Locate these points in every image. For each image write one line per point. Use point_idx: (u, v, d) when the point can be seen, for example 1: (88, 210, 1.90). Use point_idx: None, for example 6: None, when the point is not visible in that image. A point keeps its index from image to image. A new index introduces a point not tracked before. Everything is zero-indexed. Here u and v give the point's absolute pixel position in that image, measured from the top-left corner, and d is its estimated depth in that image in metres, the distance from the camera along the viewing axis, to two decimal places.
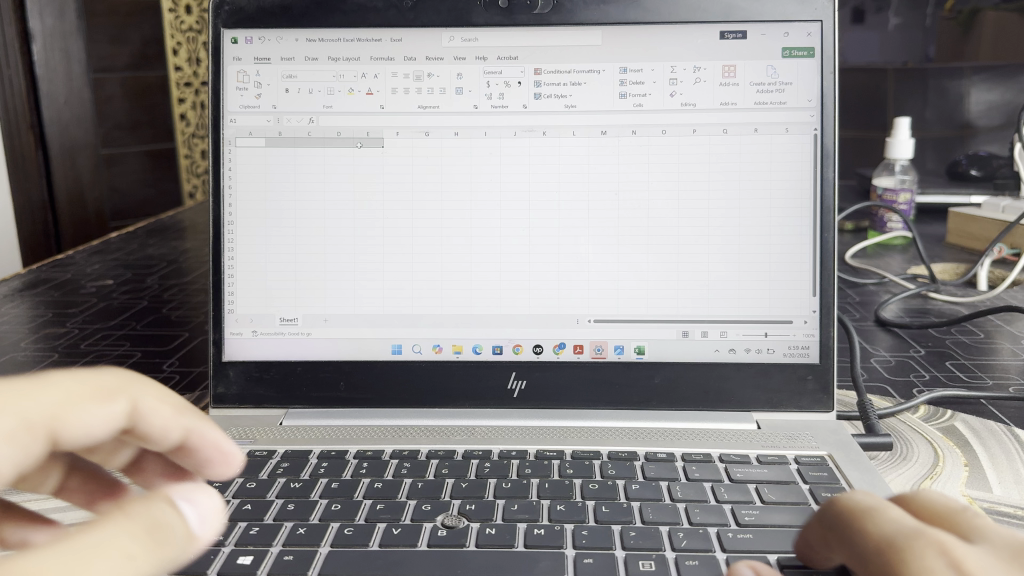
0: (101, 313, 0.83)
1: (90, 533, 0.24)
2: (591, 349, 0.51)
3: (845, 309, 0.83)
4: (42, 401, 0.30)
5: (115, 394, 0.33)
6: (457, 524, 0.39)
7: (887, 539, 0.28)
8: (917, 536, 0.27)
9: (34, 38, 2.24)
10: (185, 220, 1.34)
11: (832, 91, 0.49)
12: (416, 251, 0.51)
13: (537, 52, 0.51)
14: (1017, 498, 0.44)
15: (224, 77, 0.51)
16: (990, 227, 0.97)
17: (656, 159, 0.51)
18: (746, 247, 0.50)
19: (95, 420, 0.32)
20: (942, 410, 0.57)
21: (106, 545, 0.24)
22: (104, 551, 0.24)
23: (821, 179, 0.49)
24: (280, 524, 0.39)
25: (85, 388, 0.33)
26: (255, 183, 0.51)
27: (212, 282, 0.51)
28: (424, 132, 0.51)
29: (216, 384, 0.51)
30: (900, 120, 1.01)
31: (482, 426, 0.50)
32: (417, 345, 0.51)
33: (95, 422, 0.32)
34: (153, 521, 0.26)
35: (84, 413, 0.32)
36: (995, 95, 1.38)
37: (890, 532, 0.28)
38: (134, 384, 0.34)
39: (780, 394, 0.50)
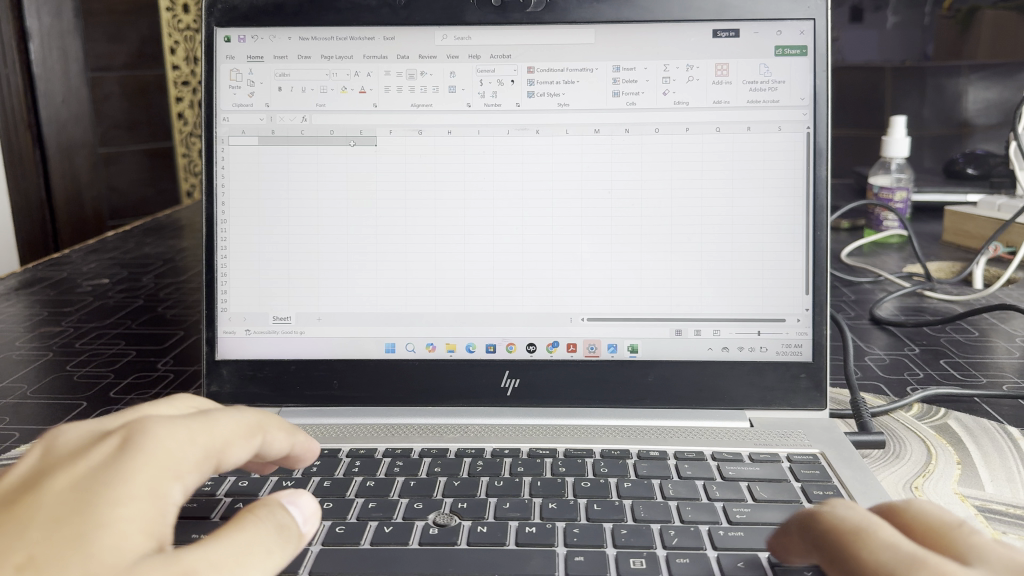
0: (97, 311, 0.83)
1: (221, 540, 0.30)
2: (584, 347, 0.51)
3: (840, 307, 0.83)
4: (216, 434, 0.34)
5: (253, 425, 0.36)
6: (449, 522, 0.39)
7: (888, 567, 0.29)
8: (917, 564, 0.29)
9: (32, 37, 2.22)
10: (182, 219, 1.34)
11: (825, 89, 0.49)
12: (409, 250, 0.51)
13: (530, 51, 0.51)
14: (1009, 495, 0.44)
15: (217, 76, 0.51)
16: (986, 226, 0.97)
17: (649, 157, 0.51)
18: (739, 246, 0.50)
19: (241, 453, 0.35)
20: (935, 408, 0.57)
21: (237, 551, 0.30)
22: (235, 556, 0.29)
23: (814, 177, 0.49)
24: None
25: (240, 420, 0.36)
26: (248, 182, 0.51)
27: (206, 280, 0.51)
28: (417, 130, 0.51)
29: (209, 382, 0.51)
30: (897, 119, 1.01)
31: (475, 425, 0.50)
32: (411, 344, 0.51)
33: (243, 454, 0.35)
34: (273, 530, 0.31)
35: (237, 446, 0.35)
36: (992, 94, 1.40)
37: (890, 556, 0.29)
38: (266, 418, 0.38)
39: (773, 393, 0.50)
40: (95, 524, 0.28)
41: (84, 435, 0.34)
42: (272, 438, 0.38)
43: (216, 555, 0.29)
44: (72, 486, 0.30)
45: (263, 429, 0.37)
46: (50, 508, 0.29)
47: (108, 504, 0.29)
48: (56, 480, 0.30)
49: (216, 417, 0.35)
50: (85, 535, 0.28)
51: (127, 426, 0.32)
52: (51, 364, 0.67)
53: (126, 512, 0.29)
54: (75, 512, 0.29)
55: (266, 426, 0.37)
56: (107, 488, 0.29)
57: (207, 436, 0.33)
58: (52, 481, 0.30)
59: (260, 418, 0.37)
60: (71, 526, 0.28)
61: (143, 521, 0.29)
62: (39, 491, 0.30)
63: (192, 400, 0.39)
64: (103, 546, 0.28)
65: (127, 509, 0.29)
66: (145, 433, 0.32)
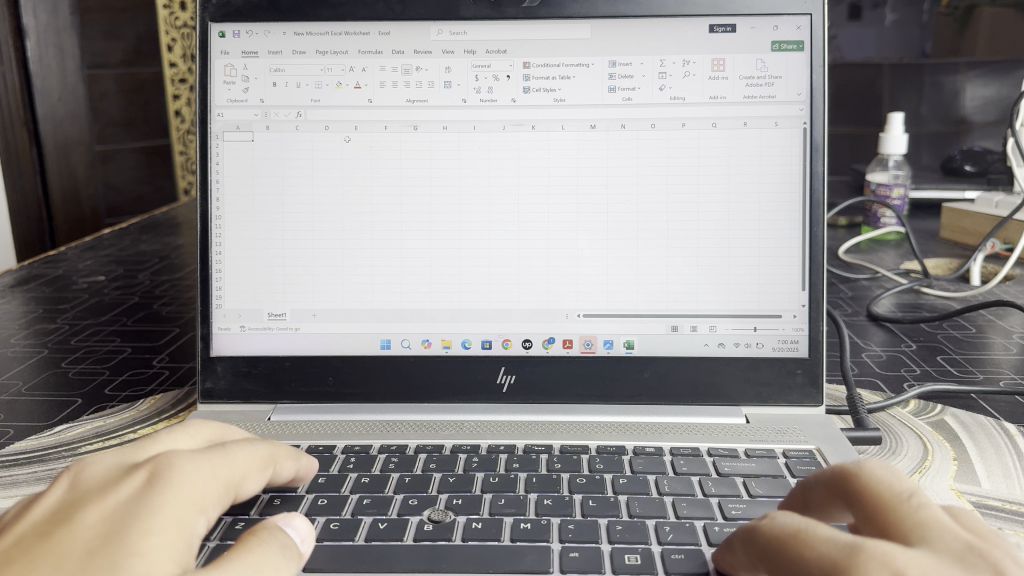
0: (92, 309, 0.82)
1: (231, 561, 0.31)
2: (580, 344, 0.51)
3: (837, 303, 0.83)
4: (233, 466, 0.36)
5: (267, 457, 0.39)
6: (443, 519, 0.39)
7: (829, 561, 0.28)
8: (855, 551, 0.28)
9: (28, 34, 2.21)
10: (179, 216, 1.34)
11: (821, 84, 0.49)
12: (405, 246, 0.51)
13: (525, 46, 0.51)
14: (1005, 491, 0.44)
15: (211, 71, 0.51)
16: (983, 222, 0.97)
17: (645, 152, 0.50)
18: (735, 242, 0.50)
19: (254, 486, 0.38)
20: (932, 404, 0.57)
21: (248, 568, 0.31)
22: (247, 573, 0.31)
23: (810, 173, 0.49)
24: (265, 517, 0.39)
25: (256, 454, 0.38)
26: (243, 177, 0.51)
27: (200, 276, 0.51)
28: (413, 126, 0.51)
29: (204, 379, 0.51)
30: (894, 115, 1.01)
31: (471, 421, 0.50)
32: (406, 340, 0.51)
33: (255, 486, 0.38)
34: (279, 547, 0.33)
35: (252, 478, 0.38)
36: (991, 90, 1.40)
37: (829, 550, 0.28)
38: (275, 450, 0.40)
39: (769, 389, 0.50)
40: (128, 551, 0.30)
41: (107, 469, 0.35)
42: (282, 467, 0.40)
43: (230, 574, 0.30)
44: (103, 520, 0.31)
45: (275, 460, 0.39)
46: (82, 540, 0.31)
47: (140, 533, 0.31)
48: (87, 513, 0.32)
49: (234, 452, 0.37)
50: (119, 561, 0.29)
51: (153, 462, 0.34)
52: (46, 361, 0.67)
53: (159, 541, 0.31)
54: (108, 542, 0.30)
55: (279, 456, 0.40)
56: (139, 518, 0.31)
57: (226, 470, 0.36)
58: (83, 515, 0.32)
59: (273, 450, 0.39)
60: (105, 554, 0.30)
61: (173, 550, 0.31)
62: (70, 524, 0.31)
63: (207, 423, 0.41)
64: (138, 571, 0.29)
65: (159, 539, 0.31)
66: (173, 466, 0.34)
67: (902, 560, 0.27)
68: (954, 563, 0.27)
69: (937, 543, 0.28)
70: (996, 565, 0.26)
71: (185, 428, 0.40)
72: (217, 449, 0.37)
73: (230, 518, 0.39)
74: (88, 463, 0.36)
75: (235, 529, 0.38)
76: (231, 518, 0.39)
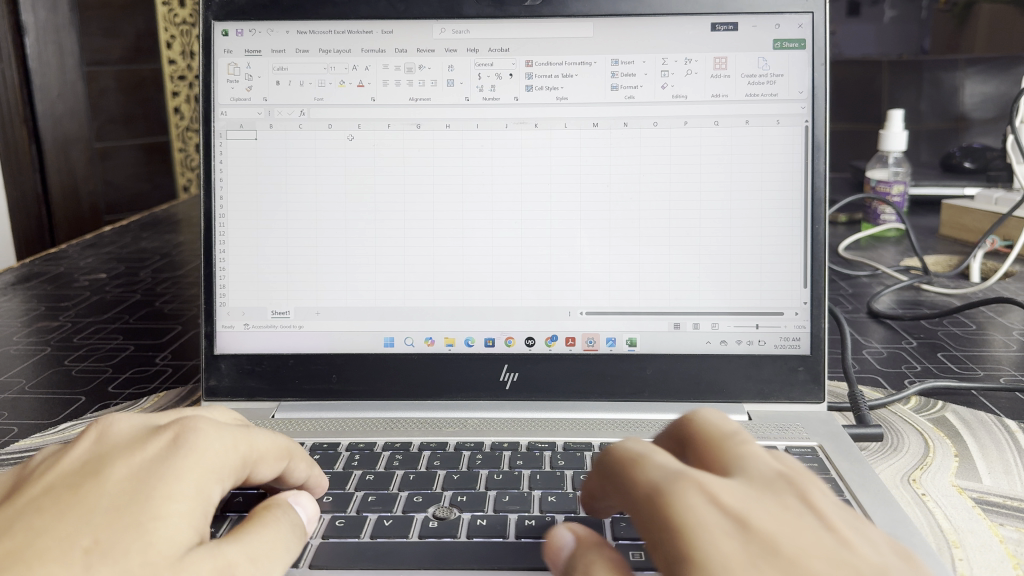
0: (94, 307, 0.83)
1: (250, 536, 0.32)
2: (583, 341, 0.51)
3: (838, 300, 0.83)
4: (252, 444, 0.35)
5: (285, 449, 0.38)
6: (448, 515, 0.39)
7: (653, 488, 0.27)
8: (681, 478, 0.27)
9: (27, 31, 2.20)
10: (179, 214, 1.34)
11: (823, 83, 0.49)
12: (408, 243, 0.51)
13: (527, 44, 0.51)
14: (1007, 487, 0.45)
15: (215, 69, 0.51)
16: (983, 219, 0.97)
17: (648, 151, 0.50)
18: (737, 237, 0.50)
19: (270, 472, 0.37)
20: (933, 401, 0.57)
21: (266, 546, 0.32)
22: (266, 548, 0.32)
23: (811, 170, 0.50)
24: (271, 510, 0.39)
25: (276, 440, 0.37)
26: (247, 176, 0.51)
27: (204, 274, 0.51)
28: (416, 124, 0.51)
29: (208, 377, 0.51)
30: (894, 112, 1.02)
31: (474, 418, 0.50)
32: (410, 338, 0.51)
33: (268, 475, 0.36)
34: (289, 528, 0.34)
35: (266, 466, 0.36)
36: (989, 87, 1.40)
37: (655, 477, 0.28)
38: (294, 447, 0.39)
39: (771, 386, 0.50)
40: (152, 514, 0.30)
41: (136, 429, 0.35)
42: (297, 466, 0.39)
43: (251, 549, 0.31)
44: (128, 478, 0.32)
45: (292, 455, 0.38)
46: (109, 495, 0.31)
47: (163, 497, 0.31)
48: (114, 470, 0.32)
49: (255, 431, 0.36)
50: (143, 524, 0.30)
51: (179, 426, 0.34)
52: (49, 359, 0.67)
53: (180, 506, 0.31)
54: (132, 502, 0.30)
55: (295, 453, 0.39)
56: (162, 483, 0.31)
57: (246, 447, 0.35)
58: (111, 471, 0.32)
59: (292, 444, 0.38)
60: (129, 514, 0.30)
61: (193, 518, 0.31)
62: (99, 479, 0.32)
63: (231, 412, 0.41)
64: (160, 535, 0.29)
65: (180, 504, 0.31)
66: (197, 433, 0.34)
67: (716, 487, 0.27)
68: (764, 492, 0.27)
69: (752, 476, 0.28)
70: (804, 494, 0.27)
71: (213, 410, 0.40)
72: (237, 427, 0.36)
73: (235, 515, 0.38)
74: (118, 419, 0.36)
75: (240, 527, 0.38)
76: (236, 514, 0.39)
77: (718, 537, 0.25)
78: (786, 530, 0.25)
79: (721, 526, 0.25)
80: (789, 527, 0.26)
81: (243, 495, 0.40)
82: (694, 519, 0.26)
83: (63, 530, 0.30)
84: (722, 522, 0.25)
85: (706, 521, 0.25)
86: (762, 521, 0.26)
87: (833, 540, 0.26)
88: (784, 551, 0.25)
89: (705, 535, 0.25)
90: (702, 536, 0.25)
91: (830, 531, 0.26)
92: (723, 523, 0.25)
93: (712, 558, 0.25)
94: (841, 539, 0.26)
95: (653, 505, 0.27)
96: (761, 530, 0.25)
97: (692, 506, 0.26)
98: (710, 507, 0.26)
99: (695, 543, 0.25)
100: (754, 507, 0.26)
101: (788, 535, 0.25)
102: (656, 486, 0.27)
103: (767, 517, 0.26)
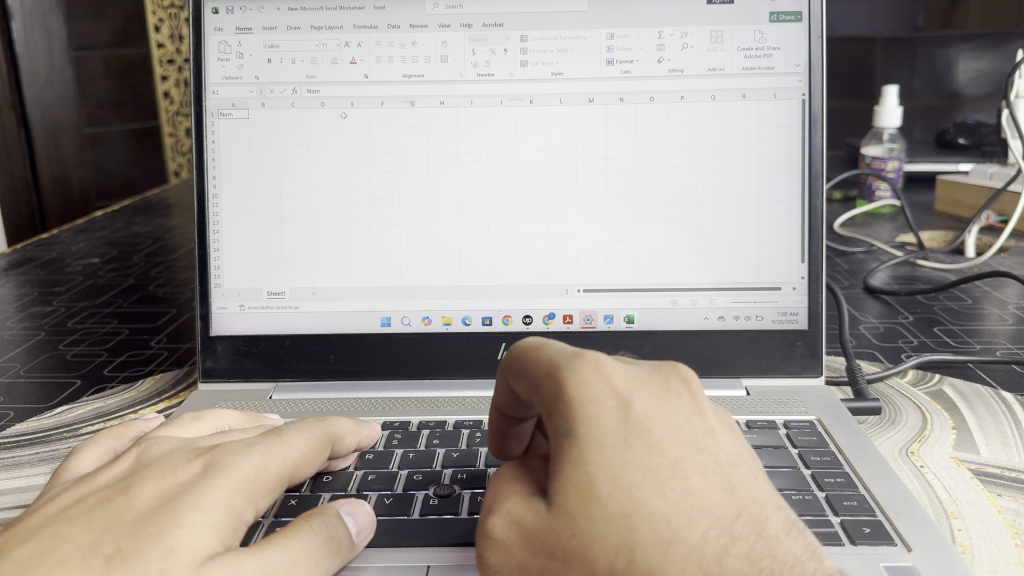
0: (87, 291, 0.82)
1: (275, 546, 0.31)
2: (580, 319, 0.51)
3: (834, 276, 0.83)
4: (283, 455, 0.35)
5: (320, 439, 0.38)
6: (449, 493, 0.39)
7: (553, 364, 0.29)
8: (577, 356, 0.29)
9: (14, 16, 2.17)
10: (170, 198, 1.33)
11: (821, 56, 0.49)
12: (404, 222, 0.51)
13: (523, 19, 0.50)
14: (1006, 458, 0.45)
15: (207, 48, 0.50)
16: (979, 193, 0.97)
17: (645, 126, 0.50)
18: (734, 212, 0.50)
19: (310, 469, 0.37)
20: (930, 374, 0.57)
21: (291, 560, 0.31)
22: (290, 563, 0.31)
23: (810, 144, 0.49)
24: (348, 504, 0.35)
25: (309, 437, 0.37)
26: (240, 156, 0.51)
27: (198, 256, 0.51)
28: (409, 101, 0.50)
29: (204, 358, 0.51)
30: (889, 87, 1.01)
31: (473, 397, 0.50)
32: (406, 318, 0.51)
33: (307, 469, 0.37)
34: (328, 539, 0.32)
35: (303, 465, 0.37)
36: (982, 64, 1.44)
37: (557, 354, 0.30)
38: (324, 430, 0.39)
39: (769, 360, 0.50)
40: (176, 524, 0.30)
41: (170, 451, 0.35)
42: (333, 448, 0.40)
43: (268, 564, 0.30)
44: (156, 496, 0.32)
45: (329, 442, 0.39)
46: (136, 509, 0.31)
47: (189, 508, 0.31)
48: (144, 488, 0.32)
49: (285, 439, 0.36)
50: (167, 531, 0.30)
51: (211, 451, 0.34)
52: (43, 344, 0.67)
53: (207, 517, 0.31)
54: (157, 515, 0.30)
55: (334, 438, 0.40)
56: (192, 497, 0.31)
57: (279, 460, 0.35)
58: (141, 490, 0.32)
59: (326, 432, 0.39)
60: (153, 524, 0.30)
61: (220, 527, 0.31)
62: (128, 495, 0.32)
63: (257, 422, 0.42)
64: (182, 543, 0.29)
65: (207, 514, 0.31)
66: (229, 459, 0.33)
67: (610, 368, 0.29)
68: (650, 377, 0.30)
69: (644, 366, 0.31)
70: (684, 377, 0.31)
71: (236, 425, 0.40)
72: (266, 439, 0.36)
73: None
74: (155, 442, 0.36)
75: None
76: None
77: (602, 412, 0.28)
78: (661, 414, 0.29)
79: (606, 404, 0.28)
80: (664, 411, 0.29)
81: None
82: (585, 397, 0.28)
83: (88, 538, 0.30)
84: (607, 401, 0.28)
85: (596, 400, 0.28)
86: (643, 404, 0.28)
87: (702, 425, 0.29)
88: (656, 431, 0.28)
89: (592, 412, 0.28)
90: (593, 414, 0.28)
91: (697, 416, 0.30)
92: (607, 404, 0.28)
93: (593, 432, 0.27)
94: (706, 426, 0.29)
95: (551, 386, 0.29)
96: (638, 411, 0.28)
97: (587, 386, 0.28)
98: (603, 388, 0.28)
99: (581, 418, 0.28)
100: (639, 392, 0.29)
101: (663, 419, 0.29)
102: (558, 359, 0.29)
103: (649, 401, 0.29)
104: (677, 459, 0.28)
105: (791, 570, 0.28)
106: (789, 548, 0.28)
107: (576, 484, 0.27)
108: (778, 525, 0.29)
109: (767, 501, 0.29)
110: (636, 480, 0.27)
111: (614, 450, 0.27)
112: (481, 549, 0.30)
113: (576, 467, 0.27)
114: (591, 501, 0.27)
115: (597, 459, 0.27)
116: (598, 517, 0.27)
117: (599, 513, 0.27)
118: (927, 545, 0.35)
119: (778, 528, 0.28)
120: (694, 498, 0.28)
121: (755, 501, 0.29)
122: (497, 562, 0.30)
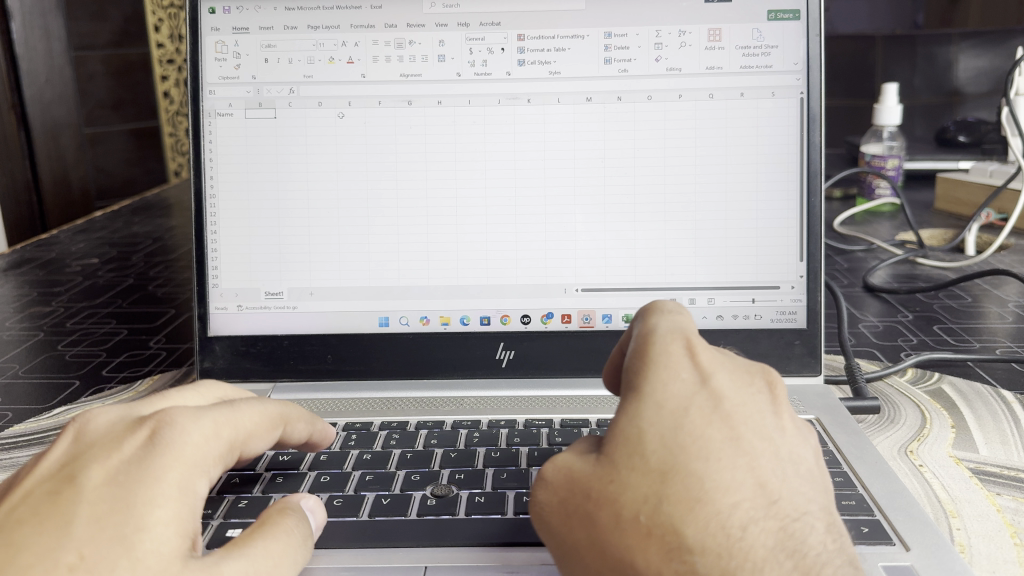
0: (85, 292, 0.82)
1: (253, 549, 0.31)
2: (578, 318, 0.51)
3: (834, 275, 0.83)
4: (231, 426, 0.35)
5: (278, 417, 0.38)
6: (446, 493, 0.39)
7: (647, 333, 0.32)
8: (671, 331, 0.31)
9: (13, 18, 2.16)
10: (170, 198, 1.33)
11: (819, 54, 0.49)
12: (402, 221, 0.51)
13: (519, 17, 0.50)
14: (1005, 457, 0.45)
15: (202, 48, 0.50)
16: (980, 192, 0.97)
17: (643, 125, 0.50)
18: (734, 209, 0.50)
19: (262, 444, 0.37)
20: (930, 373, 0.57)
21: (270, 561, 0.31)
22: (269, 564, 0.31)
23: (809, 143, 0.49)
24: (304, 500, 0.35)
25: (262, 412, 0.37)
26: (237, 156, 0.51)
27: (196, 256, 0.51)
28: (407, 101, 0.50)
29: (202, 358, 0.51)
30: (890, 86, 1.00)
31: (471, 397, 0.50)
32: (404, 318, 0.51)
33: (259, 444, 0.37)
34: (300, 538, 0.33)
35: (256, 438, 0.36)
36: (982, 61, 1.44)
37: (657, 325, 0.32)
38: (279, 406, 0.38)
39: (768, 359, 0.50)
40: (137, 527, 0.29)
41: (111, 422, 0.34)
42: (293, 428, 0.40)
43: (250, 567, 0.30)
44: (104, 483, 0.31)
45: (286, 421, 0.39)
46: (88, 504, 0.30)
47: (144, 504, 0.30)
48: (90, 474, 0.31)
49: (240, 408, 0.36)
50: (128, 537, 0.29)
51: (155, 418, 0.33)
52: (42, 344, 0.67)
53: (164, 513, 0.30)
54: (112, 511, 0.30)
55: (290, 419, 0.39)
56: (143, 488, 0.30)
57: (230, 430, 0.34)
58: (86, 477, 0.31)
59: (284, 411, 0.39)
60: (110, 526, 0.29)
61: (179, 523, 0.30)
62: (76, 485, 0.31)
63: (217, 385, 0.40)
64: (146, 550, 0.29)
65: (164, 510, 0.30)
66: (174, 427, 0.33)
67: (699, 347, 0.31)
68: (737, 370, 0.32)
69: (738, 362, 0.32)
70: (772, 382, 0.32)
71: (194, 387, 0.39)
72: (216, 407, 0.35)
73: (233, 495, 0.39)
74: (93, 413, 0.35)
75: (239, 508, 0.38)
76: (234, 496, 0.39)
77: (675, 377, 0.30)
78: (734, 395, 0.30)
79: (682, 372, 0.30)
80: (741, 396, 0.30)
81: (240, 477, 0.41)
82: (665, 361, 0.30)
83: (44, 544, 0.29)
84: (685, 369, 0.30)
85: (674, 367, 0.30)
86: (721, 382, 0.30)
87: (772, 420, 0.30)
88: (724, 405, 0.30)
89: (666, 374, 0.30)
90: (665, 378, 0.30)
91: (771, 414, 0.30)
92: (683, 372, 0.30)
93: (659, 391, 0.29)
94: (777, 425, 0.30)
95: (637, 350, 0.31)
96: (715, 386, 0.30)
97: (667, 352, 0.31)
98: (682, 358, 0.31)
99: (653, 377, 0.30)
100: (721, 373, 0.31)
101: (737, 400, 0.30)
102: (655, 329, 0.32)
103: (727, 382, 0.31)
104: (737, 436, 0.29)
105: (813, 557, 0.28)
106: (819, 540, 0.28)
107: (627, 435, 0.29)
108: (814, 520, 0.29)
109: (811, 500, 0.29)
110: (687, 441, 0.28)
111: (674, 410, 0.29)
112: (529, 488, 0.31)
113: (631, 420, 0.29)
114: (636, 452, 0.29)
115: (653, 417, 0.29)
116: (639, 468, 0.28)
117: (640, 465, 0.28)
118: (925, 544, 0.35)
119: (814, 522, 0.28)
120: (739, 472, 0.28)
121: (798, 493, 0.29)
122: (539, 501, 0.31)
